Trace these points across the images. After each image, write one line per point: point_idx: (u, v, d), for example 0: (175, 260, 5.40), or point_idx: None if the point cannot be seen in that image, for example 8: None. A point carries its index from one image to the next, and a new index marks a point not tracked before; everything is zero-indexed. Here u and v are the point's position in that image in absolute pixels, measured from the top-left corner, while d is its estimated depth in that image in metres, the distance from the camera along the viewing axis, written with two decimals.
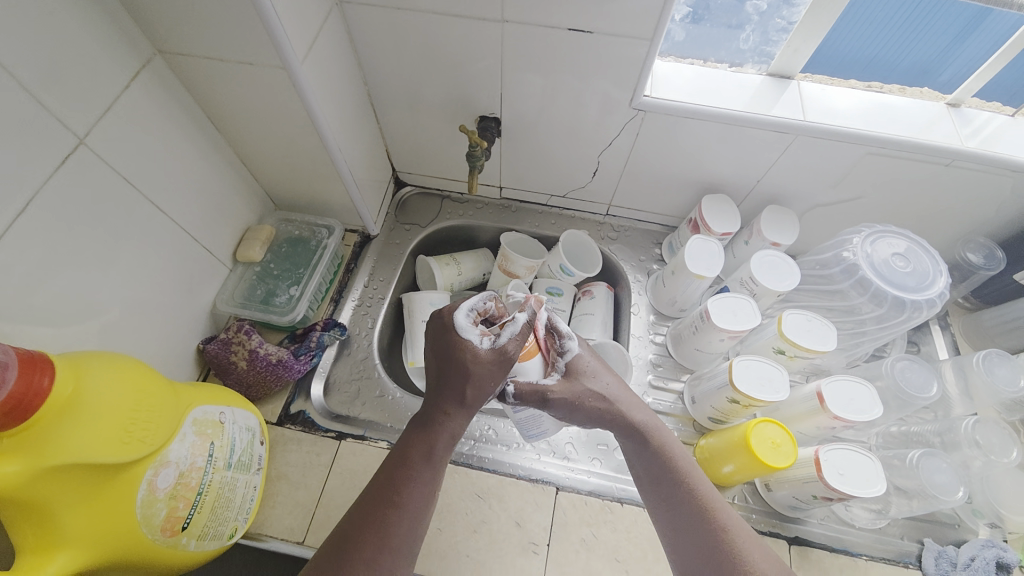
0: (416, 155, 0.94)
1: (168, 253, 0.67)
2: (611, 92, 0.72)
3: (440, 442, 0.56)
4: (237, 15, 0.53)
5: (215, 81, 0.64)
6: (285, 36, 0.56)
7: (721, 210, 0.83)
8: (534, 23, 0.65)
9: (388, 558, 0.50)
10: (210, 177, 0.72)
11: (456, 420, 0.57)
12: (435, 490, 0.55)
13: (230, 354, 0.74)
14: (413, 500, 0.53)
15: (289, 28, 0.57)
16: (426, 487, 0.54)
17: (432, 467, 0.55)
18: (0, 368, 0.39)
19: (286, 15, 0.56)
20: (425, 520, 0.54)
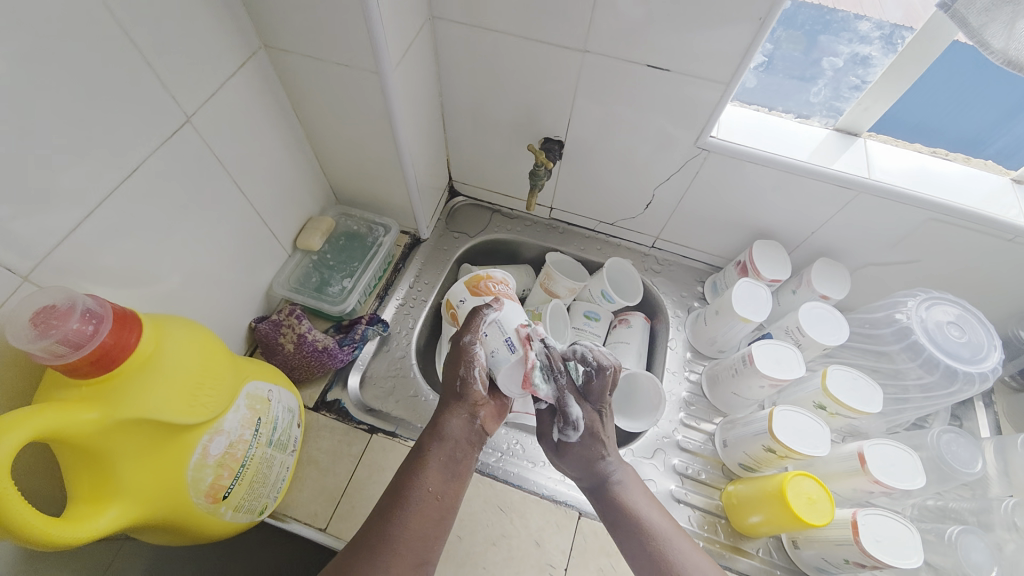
0: (474, 167, 0.97)
1: (239, 232, 0.71)
2: (678, 130, 0.74)
3: (446, 444, 0.63)
4: (345, 21, 0.57)
5: (308, 78, 0.68)
6: (385, 44, 0.60)
7: (772, 257, 0.83)
8: (615, 57, 0.67)
9: (400, 540, 0.56)
10: (286, 166, 0.76)
11: (455, 424, 0.65)
12: (445, 486, 0.61)
13: (280, 335, 0.76)
14: (421, 496, 0.59)
15: (389, 37, 0.60)
16: (435, 485, 0.61)
17: (441, 466, 0.62)
18: (95, 320, 0.42)
19: (389, 25, 0.59)
20: (437, 515, 0.59)
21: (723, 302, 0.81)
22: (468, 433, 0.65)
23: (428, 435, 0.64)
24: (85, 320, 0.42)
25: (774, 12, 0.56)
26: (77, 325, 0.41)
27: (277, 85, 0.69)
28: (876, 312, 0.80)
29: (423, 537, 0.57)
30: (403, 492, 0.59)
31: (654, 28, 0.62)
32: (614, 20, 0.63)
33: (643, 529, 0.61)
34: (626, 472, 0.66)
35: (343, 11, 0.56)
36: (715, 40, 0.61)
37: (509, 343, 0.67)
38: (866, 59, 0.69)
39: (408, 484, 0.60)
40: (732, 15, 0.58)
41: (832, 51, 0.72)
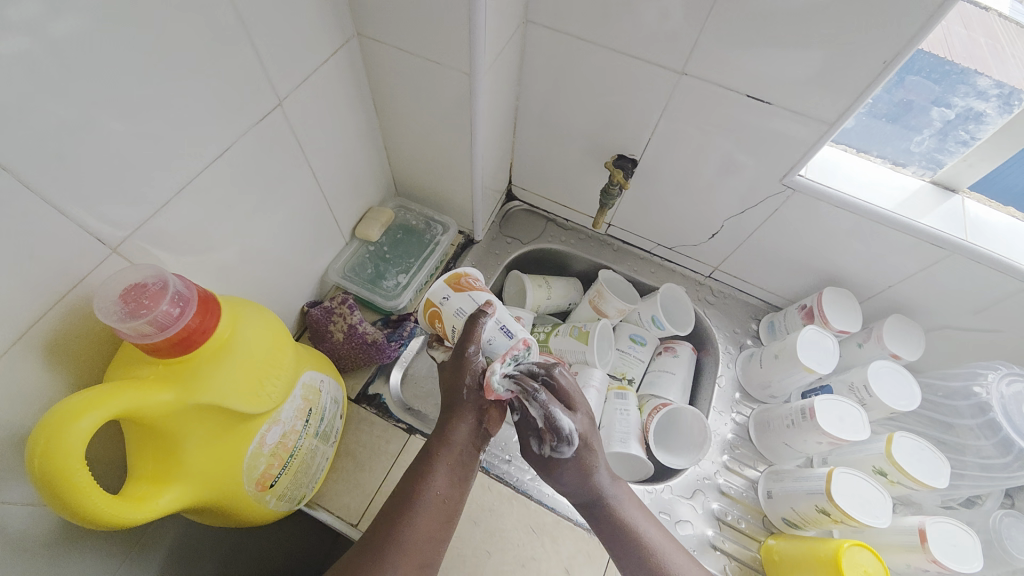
0: (537, 175, 0.95)
1: (306, 216, 0.70)
2: (766, 164, 0.70)
3: (455, 449, 0.61)
4: (449, 19, 0.56)
5: (395, 70, 0.67)
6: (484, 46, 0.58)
7: (843, 306, 0.79)
8: (714, 82, 0.64)
9: (410, 543, 0.55)
10: (357, 155, 0.76)
11: (464, 431, 0.62)
12: (455, 492, 0.60)
13: (329, 323, 0.76)
14: (431, 502, 0.58)
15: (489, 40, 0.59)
16: (444, 490, 0.59)
17: (451, 471, 0.60)
18: (182, 303, 0.42)
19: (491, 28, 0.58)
20: (446, 521, 0.58)
21: (786, 345, 0.78)
22: (476, 438, 0.63)
23: (436, 440, 0.62)
24: (173, 301, 0.41)
25: (902, 56, 0.53)
26: (164, 307, 0.40)
27: (362, 74, 0.69)
28: (951, 381, 0.77)
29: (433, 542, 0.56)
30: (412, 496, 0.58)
31: (764, 58, 0.59)
32: (722, 46, 0.60)
33: (647, 549, 0.60)
34: (622, 487, 0.63)
35: (448, 10, 0.55)
36: (829, 77, 0.58)
37: (506, 330, 0.66)
38: (980, 116, 0.63)
39: (416, 489, 0.58)
40: (854, 54, 0.55)
41: (943, 103, 0.64)
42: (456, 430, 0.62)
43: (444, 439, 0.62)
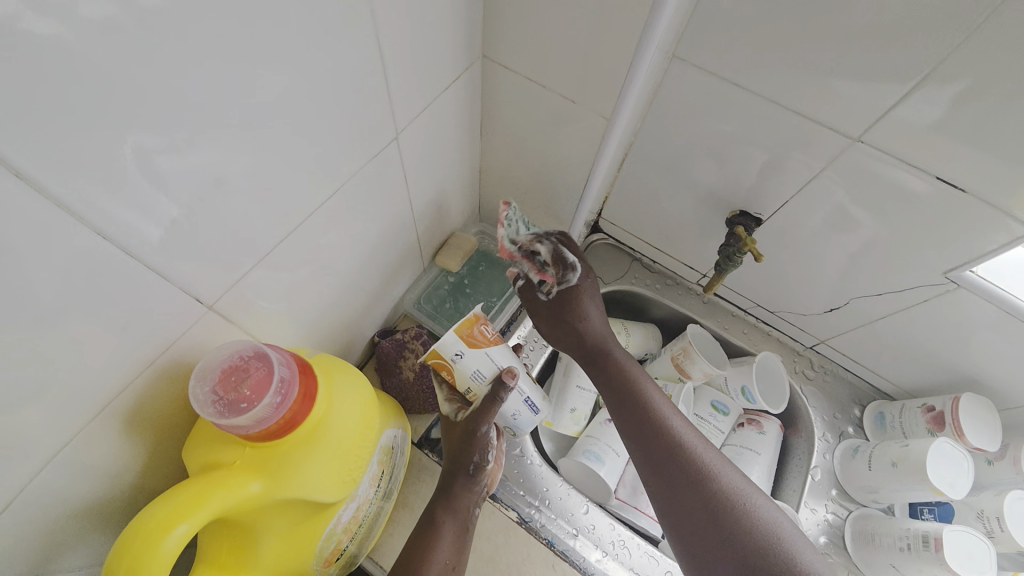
0: (633, 213, 0.86)
1: (392, 247, 0.64)
2: (930, 251, 0.60)
3: (458, 517, 0.60)
4: (601, 59, 0.47)
5: (515, 99, 0.59)
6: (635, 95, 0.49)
7: (981, 420, 0.67)
8: (894, 157, 0.53)
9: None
10: (452, 181, 0.69)
11: (466, 501, 0.61)
12: (457, 564, 0.57)
13: (400, 358, 0.70)
14: (437, 571, 0.55)
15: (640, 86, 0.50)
16: (450, 559, 0.57)
17: (456, 538, 0.59)
18: (283, 389, 0.38)
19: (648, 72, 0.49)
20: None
21: (909, 455, 0.68)
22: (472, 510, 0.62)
23: (438, 505, 0.60)
24: (274, 388, 0.38)
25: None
26: (268, 401, 0.37)
27: (473, 97, 0.60)
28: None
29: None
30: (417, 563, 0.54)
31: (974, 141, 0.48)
32: (918, 121, 0.49)
33: (707, 490, 0.57)
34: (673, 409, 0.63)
35: (606, 49, 0.46)
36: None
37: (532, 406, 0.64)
38: None
39: (425, 556, 0.55)
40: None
41: None
42: (462, 499, 0.61)
43: (449, 507, 0.60)
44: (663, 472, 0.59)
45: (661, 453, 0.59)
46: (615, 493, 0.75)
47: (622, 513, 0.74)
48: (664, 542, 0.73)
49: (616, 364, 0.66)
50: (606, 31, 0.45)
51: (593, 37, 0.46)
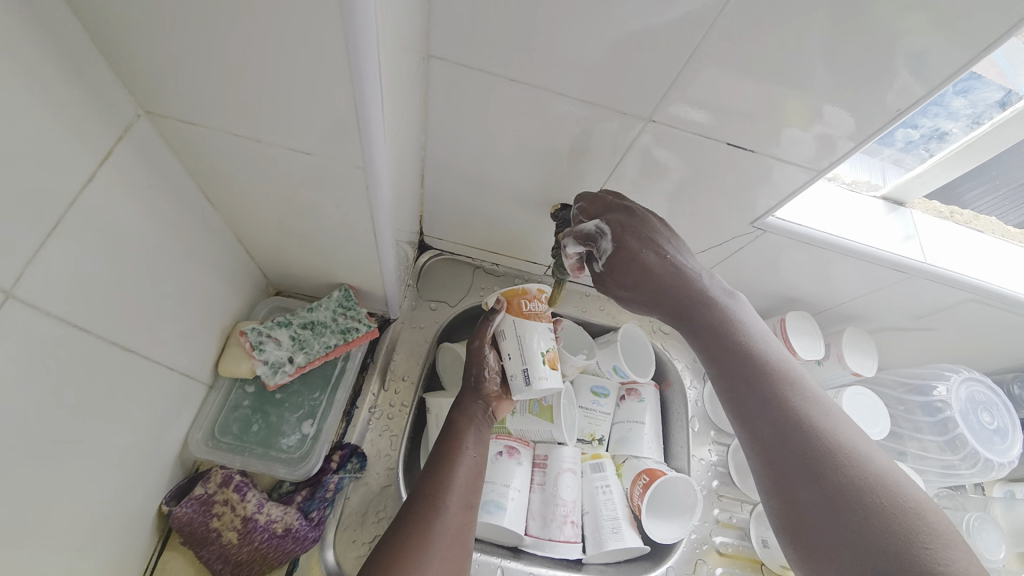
0: (457, 226, 0.76)
1: (132, 398, 0.45)
2: (737, 202, 0.61)
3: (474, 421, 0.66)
4: (320, 98, 0.34)
5: (233, 157, 0.42)
6: (384, 134, 0.37)
7: (805, 330, 0.75)
8: (686, 127, 0.52)
9: (453, 504, 0.58)
10: (196, 273, 0.50)
11: (477, 408, 0.67)
12: (479, 465, 0.64)
13: (211, 522, 0.52)
14: (463, 473, 0.61)
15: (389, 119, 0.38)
16: (476, 459, 0.63)
17: (479, 442, 0.65)
18: None
19: (392, 101, 0.37)
20: (473, 492, 0.61)
21: None
22: (483, 419, 0.67)
23: (456, 413, 0.66)
24: None
25: (916, 104, 0.48)
26: None
27: (174, 163, 0.42)
28: (916, 372, 0.80)
29: (467, 511, 0.59)
30: (445, 468, 0.60)
31: (752, 100, 0.48)
32: (703, 89, 0.47)
33: (806, 454, 0.41)
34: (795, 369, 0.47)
35: (320, 85, 0.33)
36: (826, 119, 0.49)
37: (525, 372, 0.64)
38: (944, 135, 0.58)
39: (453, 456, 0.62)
40: (849, 96, 0.48)
41: (911, 124, 0.58)
42: (472, 405, 0.67)
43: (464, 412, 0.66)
44: (753, 414, 0.45)
45: (713, 321, 0.49)
46: (528, 531, 0.71)
47: (540, 551, 0.69)
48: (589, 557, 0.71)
49: (710, 309, 0.50)
50: (308, 62, 0.31)
51: (296, 71, 0.32)
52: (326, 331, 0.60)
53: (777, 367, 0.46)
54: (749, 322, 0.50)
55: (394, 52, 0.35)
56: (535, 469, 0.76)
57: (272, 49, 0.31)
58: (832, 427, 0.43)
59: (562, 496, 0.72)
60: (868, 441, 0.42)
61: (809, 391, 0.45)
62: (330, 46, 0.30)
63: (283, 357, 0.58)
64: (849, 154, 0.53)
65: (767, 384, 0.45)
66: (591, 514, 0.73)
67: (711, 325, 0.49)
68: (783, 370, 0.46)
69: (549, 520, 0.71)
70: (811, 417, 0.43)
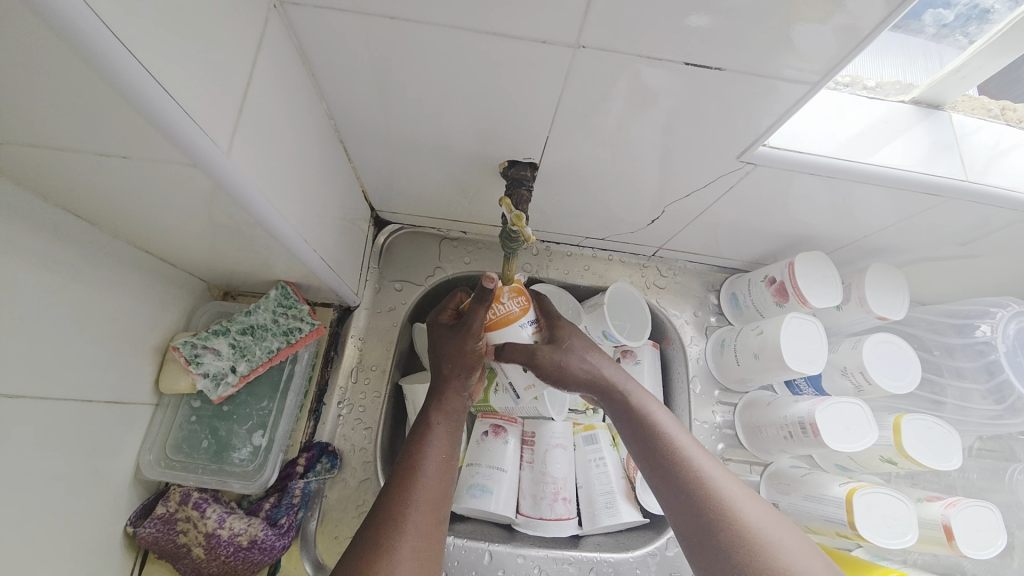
0: (406, 198, 0.68)
1: (48, 436, 0.42)
2: (716, 134, 0.51)
3: (448, 417, 0.57)
4: (84, 102, 0.27)
5: (53, 172, 0.35)
6: (196, 124, 0.31)
7: (819, 273, 0.65)
8: (628, 51, 0.42)
9: (415, 523, 0.48)
10: (90, 298, 0.45)
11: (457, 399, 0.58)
12: (450, 463, 0.54)
13: (177, 537, 0.52)
14: (428, 487, 0.51)
15: (199, 101, 0.31)
16: (444, 460, 0.53)
17: (447, 442, 0.55)
18: None
19: (193, 82, 0.30)
20: (443, 505, 0.51)
21: (767, 344, 0.64)
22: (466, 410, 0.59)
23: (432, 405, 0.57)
24: None
25: None
26: None
27: (8, 184, 0.36)
28: (958, 309, 0.73)
29: (437, 530, 0.49)
30: (409, 476, 0.51)
31: (718, 12, 0.38)
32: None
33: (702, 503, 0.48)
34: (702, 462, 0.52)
35: (70, 84, 0.26)
36: (832, 20, 0.38)
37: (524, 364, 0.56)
38: (985, 13, 0.46)
39: (416, 458, 0.52)
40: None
41: (941, 2, 0.45)
42: (450, 398, 0.58)
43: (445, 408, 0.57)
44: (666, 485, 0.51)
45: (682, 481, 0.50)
46: (520, 509, 0.68)
47: (531, 531, 0.67)
48: (586, 531, 0.69)
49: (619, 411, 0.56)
50: (30, 57, 0.24)
51: (27, 67, 0.25)
52: (267, 335, 0.58)
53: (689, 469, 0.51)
54: (720, 487, 0.49)
55: (162, 21, 0.27)
56: (524, 446, 0.71)
57: None
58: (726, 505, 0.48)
59: (551, 474, 0.68)
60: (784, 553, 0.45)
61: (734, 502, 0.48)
62: (42, 36, 0.23)
63: (224, 368, 0.55)
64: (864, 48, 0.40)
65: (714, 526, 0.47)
66: (584, 488, 0.70)
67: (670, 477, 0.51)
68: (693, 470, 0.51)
69: (543, 495, 0.67)
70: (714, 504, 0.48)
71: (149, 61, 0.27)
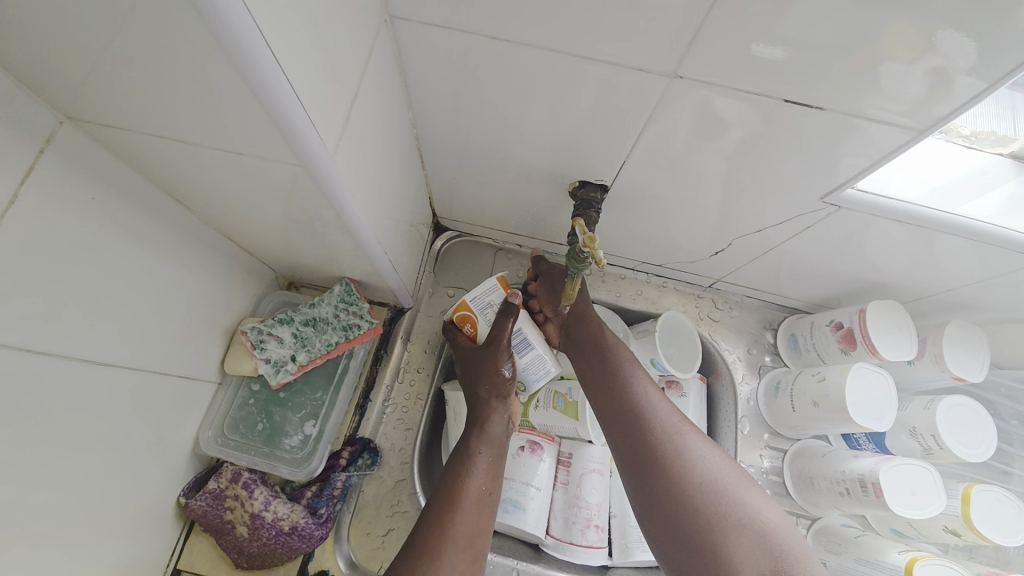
0: (469, 207, 0.69)
1: (127, 402, 0.45)
2: (796, 172, 0.50)
3: (491, 446, 0.56)
4: (220, 98, 0.29)
5: (172, 159, 0.38)
6: (314, 129, 0.33)
7: (892, 324, 0.61)
8: (718, 83, 0.41)
9: (451, 560, 0.46)
10: (178, 278, 0.49)
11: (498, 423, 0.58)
12: (491, 498, 0.53)
13: (224, 513, 0.54)
14: (465, 521, 0.49)
15: (317, 107, 0.33)
16: (485, 491, 0.53)
17: (490, 472, 0.54)
18: None
19: (314, 90, 0.32)
20: (478, 543, 0.49)
21: (828, 392, 0.61)
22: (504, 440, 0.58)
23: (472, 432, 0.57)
24: None
25: None
26: None
27: (127, 166, 0.40)
28: None
29: (474, 566, 0.48)
30: (447, 509, 0.50)
31: (821, 54, 0.38)
32: (737, 31, 0.37)
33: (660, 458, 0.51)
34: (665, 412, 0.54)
35: (213, 81, 0.28)
36: (923, 62, 0.37)
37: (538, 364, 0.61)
38: None
39: (459, 488, 0.52)
40: (971, 17, 0.34)
41: None
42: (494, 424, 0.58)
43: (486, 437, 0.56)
44: (630, 444, 0.53)
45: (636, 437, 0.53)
46: (550, 531, 0.67)
47: (560, 554, 0.66)
48: (615, 562, 0.67)
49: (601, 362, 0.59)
50: (190, 58, 0.27)
51: (180, 65, 0.27)
52: (328, 328, 0.60)
53: (654, 424, 0.53)
54: (684, 448, 0.51)
55: (299, 33, 0.29)
56: (559, 466, 0.71)
57: (149, 49, 0.26)
58: (683, 457, 0.50)
59: (585, 499, 0.67)
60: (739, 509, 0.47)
61: (693, 463, 0.50)
62: (205, 42, 0.25)
63: (285, 356, 0.57)
64: (976, 102, 0.39)
65: (671, 483, 0.49)
66: (618, 518, 0.68)
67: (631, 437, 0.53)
68: (655, 423, 0.53)
69: (576, 519, 0.66)
70: (670, 458, 0.51)
71: (286, 68, 0.29)
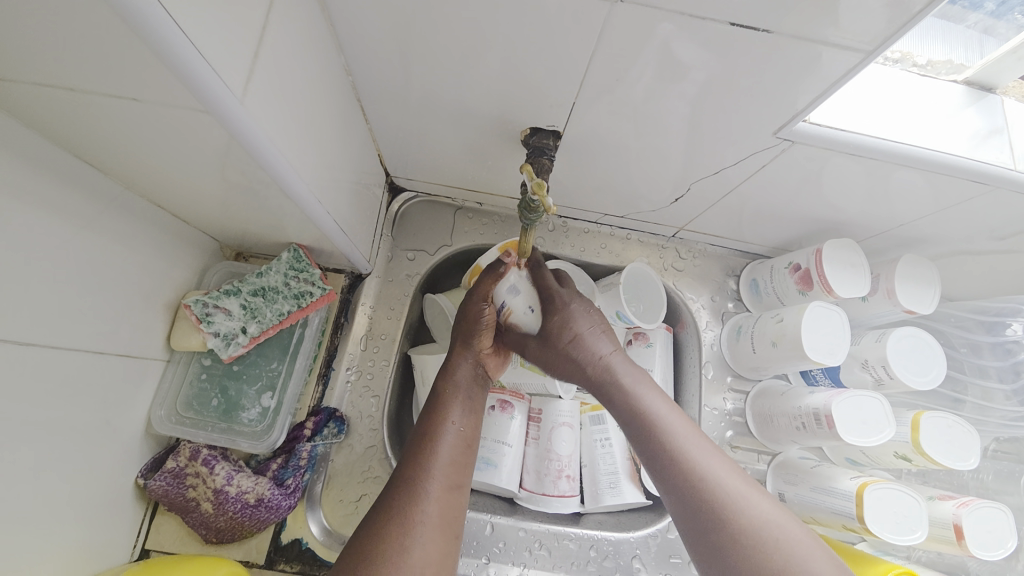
0: (422, 164, 0.66)
1: (59, 387, 0.42)
2: (750, 110, 0.48)
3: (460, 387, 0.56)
4: (87, 30, 0.25)
5: (64, 115, 0.34)
6: (206, 64, 0.29)
7: (846, 261, 0.62)
8: (663, 11, 0.39)
9: (434, 489, 0.48)
10: (100, 252, 0.45)
11: (465, 369, 0.57)
12: (470, 435, 0.54)
13: (185, 491, 0.53)
14: (443, 455, 0.51)
15: (211, 43, 0.29)
16: (463, 429, 0.54)
17: (467, 412, 0.55)
18: None
19: (205, 22, 0.28)
20: (463, 477, 0.51)
21: (786, 332, 0.63)
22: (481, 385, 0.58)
23: (441, 380, 0.56)
24: None
25: None
26: None
27: (17, 125, 0.35)
28: (989, 305, 0.70)
29: (454, 494, 0.49)
30: (426, 445, 0.51)
31: None
32: None
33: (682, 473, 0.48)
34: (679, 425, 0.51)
35: (70, 5, 0.24)
36: None
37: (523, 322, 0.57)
38: None
39: (435, 426, 0.53)
40: None
41: None
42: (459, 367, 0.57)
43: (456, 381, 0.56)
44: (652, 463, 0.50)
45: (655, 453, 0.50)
46: (523, 484, 0.69)
47: (533, 505, 0.67)
48: (588, 509, 0.69)
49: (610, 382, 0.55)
50: None
51: None
52: (278, 297, 0.57)
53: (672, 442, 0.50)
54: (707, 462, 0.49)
55: None
56: (530, 422, 0.71)
57: None
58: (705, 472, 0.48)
59: (556, 451, 0.68)
60: (773, 517, 0.45)
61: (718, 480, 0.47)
62: None
63: (235, 328, 0.55)
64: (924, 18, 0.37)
65: (698, 502, 0.46)
66: (588, 467, 0.70)
67: (652, 454, 0.51)
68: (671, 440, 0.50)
69: (548, 471, 0.67)
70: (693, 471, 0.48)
71: None
